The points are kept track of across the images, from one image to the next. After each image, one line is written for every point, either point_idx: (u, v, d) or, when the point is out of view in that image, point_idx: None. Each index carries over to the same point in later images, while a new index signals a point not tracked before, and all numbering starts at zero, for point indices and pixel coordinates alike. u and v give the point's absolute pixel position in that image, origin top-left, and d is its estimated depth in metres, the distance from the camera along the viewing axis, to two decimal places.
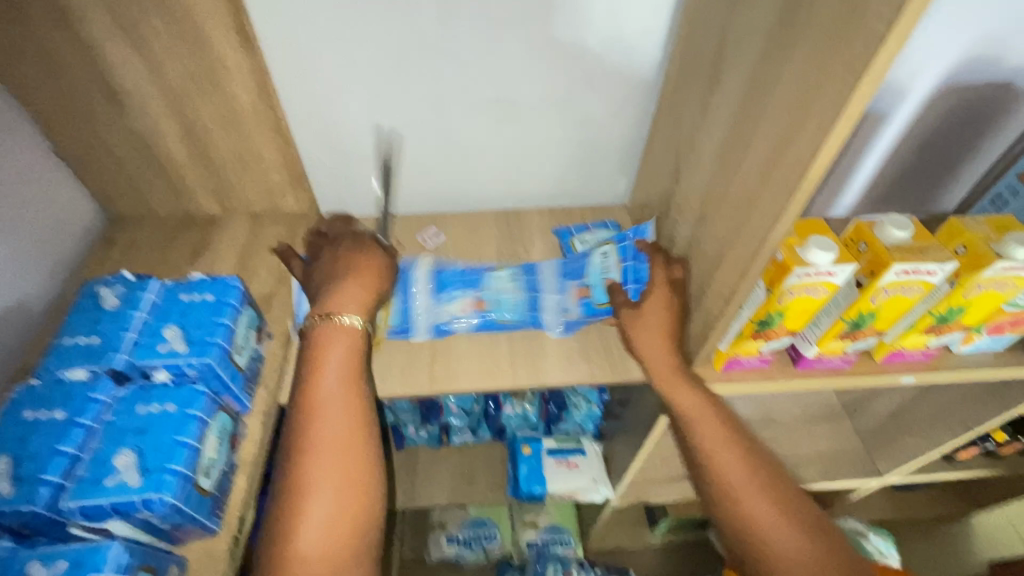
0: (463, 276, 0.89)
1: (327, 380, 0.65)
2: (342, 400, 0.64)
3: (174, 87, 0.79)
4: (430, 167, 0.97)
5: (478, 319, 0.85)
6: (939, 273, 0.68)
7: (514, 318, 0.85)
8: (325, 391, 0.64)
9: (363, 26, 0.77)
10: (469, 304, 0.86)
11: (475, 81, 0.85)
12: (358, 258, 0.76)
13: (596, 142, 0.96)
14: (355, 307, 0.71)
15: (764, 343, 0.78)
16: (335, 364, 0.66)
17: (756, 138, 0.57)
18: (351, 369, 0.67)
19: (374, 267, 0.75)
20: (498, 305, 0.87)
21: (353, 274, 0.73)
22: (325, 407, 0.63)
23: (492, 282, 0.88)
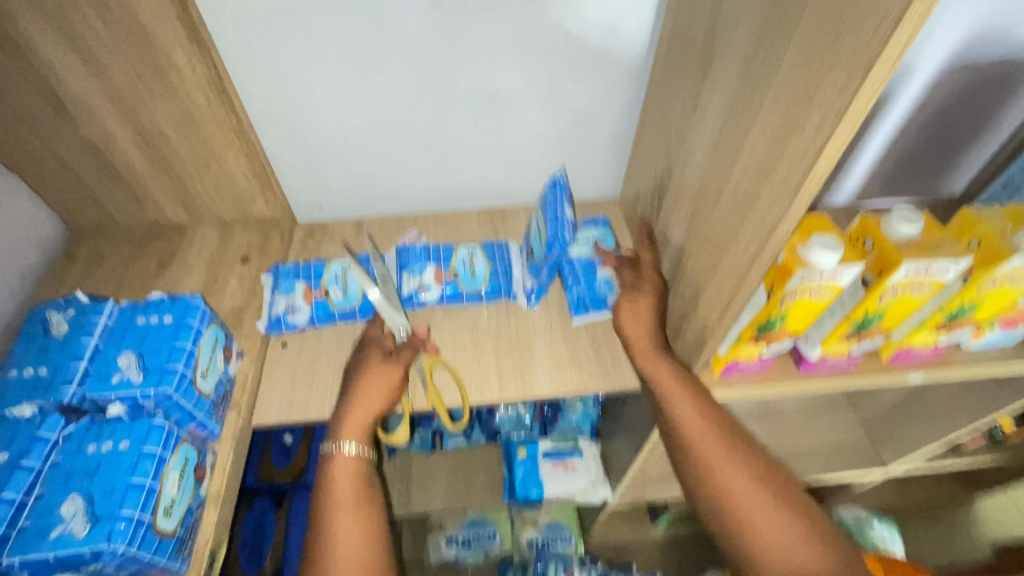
0: (425, 250, 0.86)
1: (341, 489, 0.66)
2: (359, 498, 0.66)
3: (123, 91, 0.73)
4: (407, 165, 0.92)
5: (448, 289, 0.84)
6: (951, 271, 0.64)
7: (489, 288, 0.84)
8: (342, 491, 0.66)
9: (323, 18, 0.71)
10: (437, 276, 0.84)
11: (449, 72, 0.79)
12: (374, 372, 0.71)
13: (583, 135, 0.90)
14: (359, 429, 0.69)
15: (765, 346, 0.74)
16: (347, 477, 0.67)
17: (752, 133, 0.52)
18: (366, 473, 0.68)
19: (382, 384, 0.70)
20: (470, 276, 0.85)
21: (366, 394, 0.70)
22: (342, 509, 0.65)
23: (460, 255, 0.86)
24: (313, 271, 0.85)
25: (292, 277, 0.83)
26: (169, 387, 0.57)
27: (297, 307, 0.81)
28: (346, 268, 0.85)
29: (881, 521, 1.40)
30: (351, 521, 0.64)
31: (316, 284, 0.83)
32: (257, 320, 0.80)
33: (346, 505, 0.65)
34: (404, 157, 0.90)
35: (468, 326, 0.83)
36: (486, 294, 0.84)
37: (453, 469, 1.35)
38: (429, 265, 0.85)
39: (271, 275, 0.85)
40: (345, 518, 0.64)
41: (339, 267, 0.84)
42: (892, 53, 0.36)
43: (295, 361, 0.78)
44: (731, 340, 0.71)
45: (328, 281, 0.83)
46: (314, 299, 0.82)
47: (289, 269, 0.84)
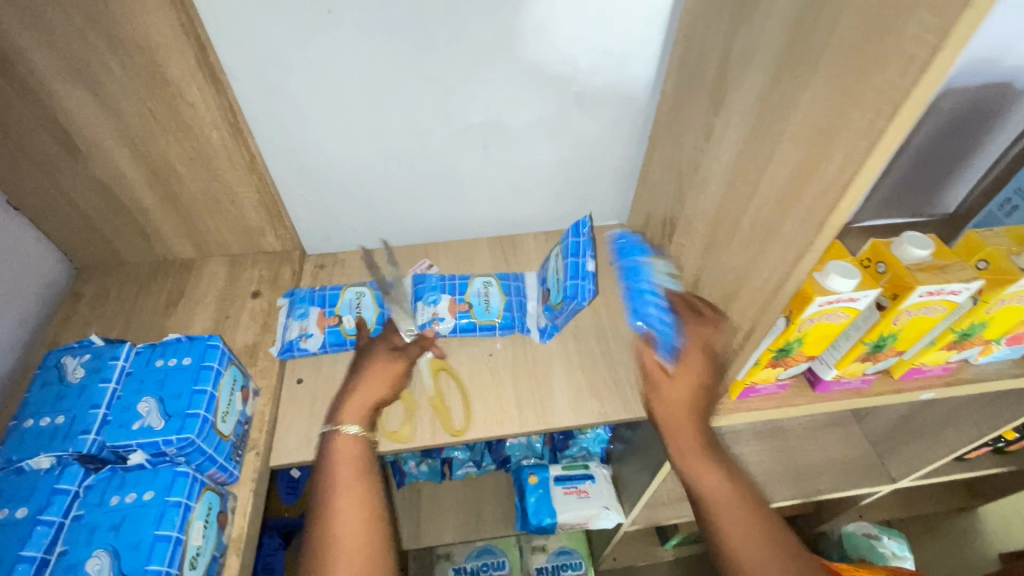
0: (440, 281, 0.87)
1: (340, 469, 0.65)
2: (358, 478, 0.65)
3: (136, 131, 0.73)
4: (417, 196, 0.92)
5: (461, 321, 0.84)
6: (964, 292, 0.65)
7: (503, 321, 0.85)
8: (343, 471, 0.65)
9: (338, 58, 0.72)
10: (449, 306, 0.84)
11: (461, 106, 0.80)
12: (379, 362, 0.73)
13: (591, 164, 0.92)
14: (361, 412, 0.69)
15: (782, 370, 0.74)
16: (346, 456, 0.66)
17: (772, 167, 0.54)
18: (365, 454, 0.67)
19: (386, 372, 0.72)
20: (483, 309, 0.85)
21: (370, 381, 0.71)
22: (342, 488, 0.64)
23: (475, 286, 0.87)
24: (328, 297, 0.85)
25: (307, 302, 0.84)
26: (192, 432, 0.56)
27: (312, 333, 0.81)
28: (360, 293, 0.86)
29: (890, 534, 1.40)
30: (352, 500, 0.63)
31: (330, 310, 0.83)
32: (271, 357, 0.79)
33: (343, 485, 0.64)
34: (413, 188, 0.91)
35: (485, 356, 0.83)
36: (499, 326, 0.84)
37: (463, 498, 1.32)
38: (442, 296, 0.85)
39: (286, 299, 0.86)
40: (346, 496, 0.63)
41: (354, 292, 0.85)
42: (918, 95, 0.38)
43: (311, 398, 0.77)
44: (751, 366, 0.71)
45: (342, 308, 0.83)
46: (327, 325, 0.82)
47: (304, 294, 0.85)
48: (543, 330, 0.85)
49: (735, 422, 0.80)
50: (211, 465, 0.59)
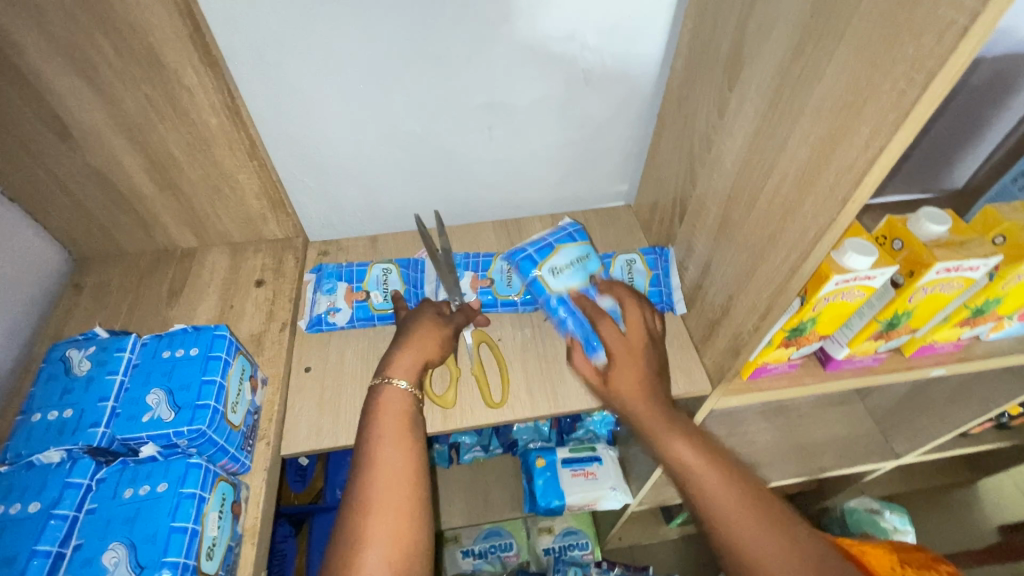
0: (466, 258, 0.87)
1: (385, 421, 0.64)
2: (403, 431, 0.63)
3: (131, 116, 0.71)
4: (420, 180, 0.90)
5: (483, 297, 0.84)
6: (981, 268, 0.64)
7: (524, 297, 0.84)
8: (388, 424, 0.63)
9: (338, 36, 0.70)
10: (475, 282, 0.84)
11: (465, 85, 0.78)
12: (428, 324, 0.73)
13: (598, 143, 0.90)
14: (412, 367, 0.69)
15: (794, 350, 0.74)
16: (393, 409, 0.65)
17: (792, 143, 0.52)
18: (411, 408, 0.65)
19: (435, 334, 0.72)
20: (507, 285, 0.84)
21: (418, 341, 0.71)
22: (387, 439, 0.62)
23: (498, 264, 0.86)
24: (355, 273, 0.85)
25: (335, 277, 0.85)
26: (203, 424, 0.55)
27: (341, 308, 0.82)
28: (387, 271, 0.85)
29: (892, 509, 1.41)
30: (396, 451, 0.61)
31: (358, 286, 0.84)
32: (278, 346, 0.78)
33: (389, 437, 0.62)
34: (416, 171, 0.89)
35: (495, 342, 0.82)
36: (520, 303, 0.84)
37: (470, 482, 1.33)
38: (467, 273, 0.85)
39: (313, 274, 0.88)
40: (391, 446, 0.61)
41: (381, 269, 0.84)
42: (954, 66, 0.36)
43: (320, 387, 0.77)
44: (764, 346, 0.71)
45: (369, 285, 0.83)
46: (355, 300, 0.83)
47: (332, 269, 0.86)
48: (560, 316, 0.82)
49: (744, 402, 0.80)
50: (223, 455, 0.59)
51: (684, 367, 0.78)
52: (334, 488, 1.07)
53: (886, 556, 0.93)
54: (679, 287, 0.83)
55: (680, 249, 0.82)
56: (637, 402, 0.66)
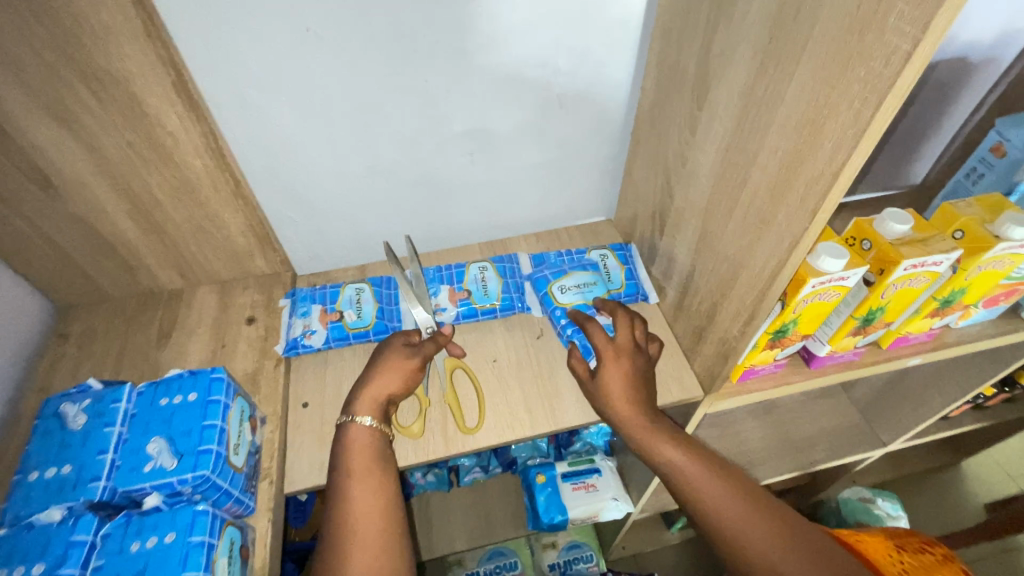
0: (439, 272, 0.90)
1: (354, 457, 0.64)
2: (373, 465, 0.64)
3: (116, 164, 0.71)
4: (408, 207, 0.92)
5: (463, 308, 0.87)
6: (944, 263, 0.68)
7: (502, 303, 0.88)
8: (357, 461, 0.64)
9: (318, 74, 0.71)
10: (449, 295, 0.88)
11: (446, 114, 0.80)
12: (392, 359, 0.73)
13: (576, 163, 0.93)
14: (373, 402, 0.69)
15: (779, 351, 0.76)
16: (360, 446, 0.66)
17: (761, 157, 0.56)
18: (379, 444, 0.67)
19: (402, 369, 0.72)
20: (482, 294, 0.88)
21: (382, 376, 0.71)
22: (357, 475, 0.63)
23: (472, 273, 0.90)
24: (329, 294, 0.88)
25: (309, 301, 0.87)
26: (207, 469, 0.55)
27: (316, 330, 0.84)
28: (360, 290, 0.88)
29: (883, 497, 1.44)
30: (368, 484, 0.62)
31: (332, 307, 0.86)
32: (274, 383, 0.78)
33: (359, 469, 0.63)
34: (401, 200, 0.90)
35: (489, 363, 0.84)
36: (500, 308, 0.88)
37: (472, 504, 1.35)
38: (443, 287, 0.88)
39: (288, 300, 0.88)
40: (360, 484, 0.62)
41: (353, 289, 0.87)
42: (898, 89, 0.40)
43: (319, 422, 0.77)
44: (750, 350, 0.74)
45: (343, 304, 0.86)
46: (330, 321, 0.85)
47: (305, 293, 0.88)
48: (545, 307, 0.89)
49: (735, 403, 0.82)
50: (229, 499, 0.59)
51: (675, 375, 0.81)
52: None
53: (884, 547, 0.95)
54: (646, 277, 0.90)
55: (662, 260, 0.85)
56: (617, 402, 0.71)
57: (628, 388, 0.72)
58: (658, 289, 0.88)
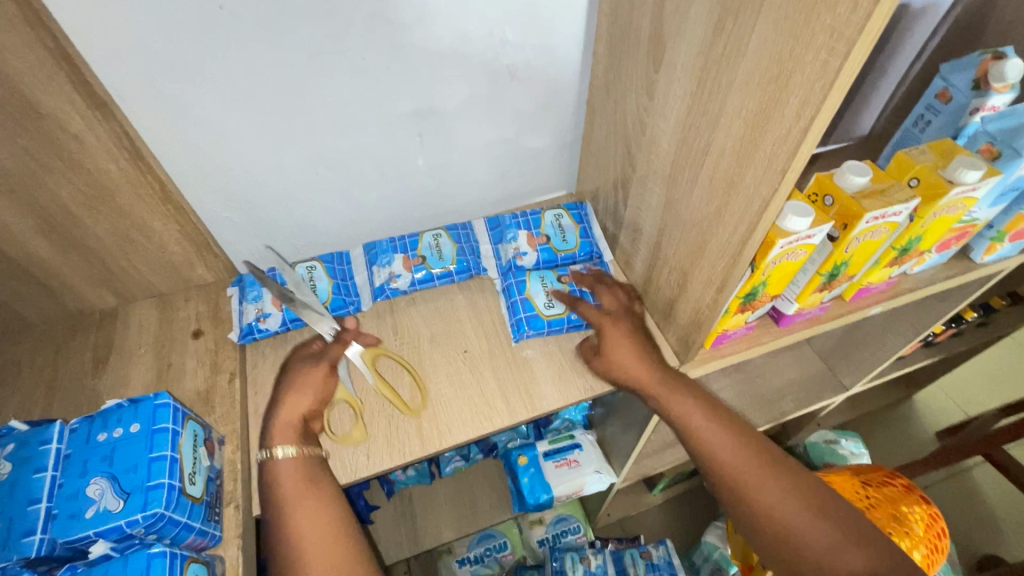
0: (391, 242, 0.88)
1: (286, 487, 0.61)
2: (306, 489, 0.62)
3: (14, 177, 0.62)
4: (357, 196, 0.86)
5: (418, 274, 0.85)
6: (904, 213, 0.69)
7: (458, 267, 0.87)
8: (289, 489, 0.61)
9: (239, 58, 0.64)
10: (402, 262, 0.86)
11: (387, 93, 0.74)
12: (297, 373, 0.69)
13: (532, 136, 0.88)
14: (289, 426, 0.66)
15: (749, 313, 0.76)
16: (291, 475, 0.62)
17: (724, 119, 0.53)
18: (308, 467, 0.63)
19: (311, 379, 0.68)
20: (436, 258, 0.86)
21: (291, 396, 0.67)
22: (297, 507, 0.60)
23: (426, 240, 0.88)
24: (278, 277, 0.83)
25: (259, 284, 0.82)
26: (159, 506, 0.50)
27: (270, 311, 0.80)
28: (311, 268, 0.84)
29: (846, 437, 1.51)
30: (304, 511, 0.60)
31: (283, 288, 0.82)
32: (230, 399, 0.72)
33: (294, 499, 0.61)
34: (348, 189, 0.84)
35: (460, 354, 0.81)
36: (456, 272, 0.86)
37: (455, 492, 1.31)
38: (396, 255, 0.86)
39: (235, 287, 0.83)
40: (302, 510, 0.60)
41: (305, 267, 0.83)
42: (866, 37, 0.38)
43: None
44: (722, 316, 0.73)
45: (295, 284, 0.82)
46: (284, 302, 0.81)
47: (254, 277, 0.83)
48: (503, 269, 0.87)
49: (709, 369, 0.82)
50: (190, 534, 0.54)
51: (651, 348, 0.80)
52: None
53: (850, 485, 0.97)
54: (602, 235, 0.90)
55: (628, 231, 0.83)
56: (629, 368, 0.72)
57: (635, 348, 0.74)
58: (626, 259, 0.86)
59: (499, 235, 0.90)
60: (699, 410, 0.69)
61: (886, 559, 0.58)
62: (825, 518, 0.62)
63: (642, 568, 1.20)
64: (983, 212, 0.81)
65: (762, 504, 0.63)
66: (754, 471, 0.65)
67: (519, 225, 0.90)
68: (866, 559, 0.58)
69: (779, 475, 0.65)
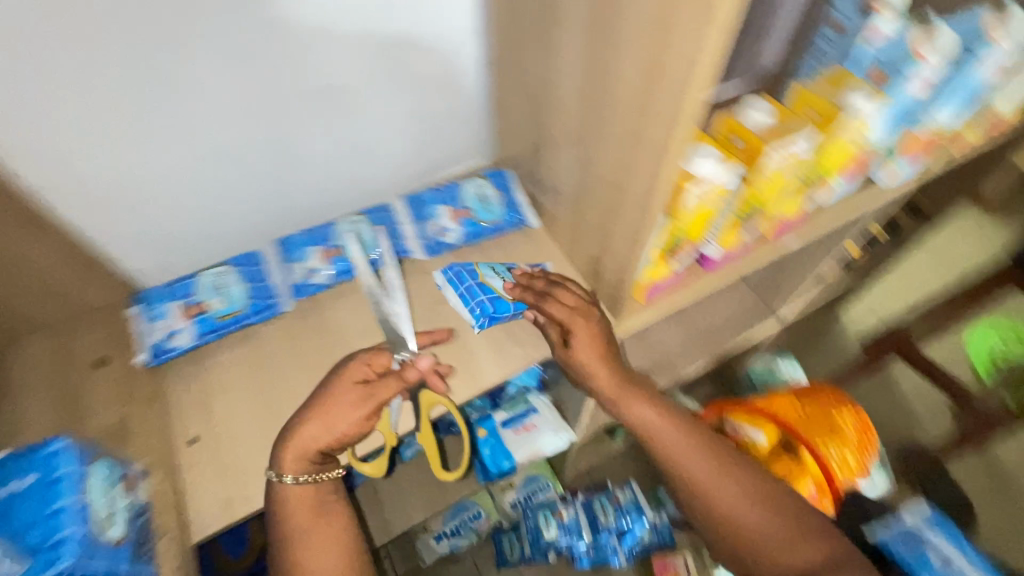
0: (306, 235, 0.82)
1: (296, 518, 0.66)
2: (315, 518, 0.68)
3: None
4: (258, 188, 0.79)
5: (339, 266, 0.81)
6: (807, 146, 0.71)
7: (381, 252, 0.83)
8: (300, 517, 0.67)
9: (84, 52, 0.55)
10: (322, 256, 0.81)
11: (271, 73, 0.66)
12: (337, 405, 0.67)
13: (438, 105, 0.83)
14: (309, 453, 0.66)
15: (673, 263, 0.77)
16: (300, 504, 0.67)
17: (620, 69, 0.52)
18: (315, 497, 0.68)
19: (350, 411, 0.67)
20: (356, 245, 0.82)
21: (312, 423, 0.66)
22: (300, 529, 0.66)
23: (342, 228, 0.83)
24: (183, 288, 0.76)
25: (164, 299, 0.75)
26: (69, 561, 0.46)
27: (176, 329, 0.74)
28: (220, 272, 0.78)
29: (782, 360, 1.60)
30: (319, 538, 0.67)
31: (192, 299, 0.76)
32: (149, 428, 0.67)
33: (306, 527, 0.67)
34: (244, 184, 0.77)
35: None
36: (379, 258, 0.82)
37: (420, 474, 1.31)
38: (312, 248, 0.81)
39: (137, 304, 0.75)
40: (314, 538, 0.67)
41: (213, 274, 0.77)
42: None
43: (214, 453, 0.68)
44: (648, 268, 0.74)
45: (203, 292, 0.76)
46: (194, 315, 0.75)
47: (159, 292, 0.76)
48: (428, 247, 0.84)
49: (642, 322, 0.83)
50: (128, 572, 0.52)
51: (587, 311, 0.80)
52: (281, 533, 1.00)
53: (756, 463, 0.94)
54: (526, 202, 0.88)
55: (549, 193, 0.81)
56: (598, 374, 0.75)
57: (599, 349, 0.74)
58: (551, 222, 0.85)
59: (421, 213, 0.85)
60: (663, 423, 0.76)
61: (832, 551, 0.68)
62: (775, 516, 0.71)
63: (612, 512, 1.38)
64: (884, 140, 0.84)
65: (722, 506, 0.72)
66: (716, 475, 0.73)
67: (440, 200, 0.86)
68: (817, 551, 0.68)
69: (739, 482, 0.73)
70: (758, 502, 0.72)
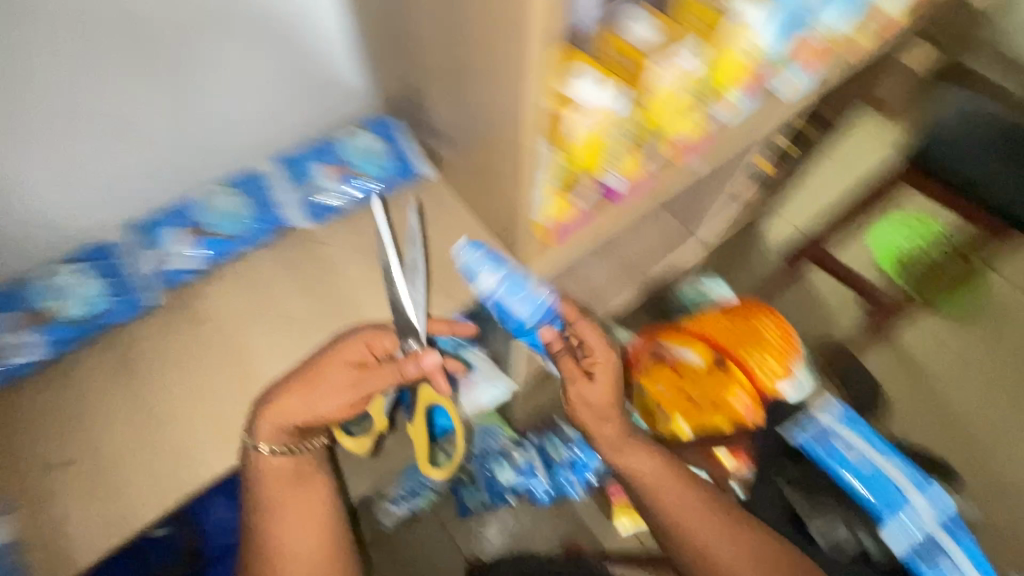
0: (309, 151, 0.81)
1: (272, 489, 0.74)
2: (300, 492, 0.76)
3: None
4: (148, 135, 0.73)
5: (346, 184, 0.80)
6: (693, 62, 0.63)
7: (387, 168, 0.80)
8: (281, 489, 0.74)
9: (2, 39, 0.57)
10: (331, 172, 0.80)
11: (181, 53, 0.69)
12: (335, 372, 0.67)
13: (326, 85, 0.85)
14: (277, 432, 0.68)
15: (605, 162, 0.66)
16: (275, 472, 0.73)
17: (503, 49, 0.52)
18: (285, 473, 0.74)
19: (329, 392, 0.68)
20: (361, 163, 0.80)
21: (325, 397, 0.68)
22: (279, 496, 0.74)
23: (350, 144, 0.82)
24: (172, 212, 0.77)
25: (160, 224, 0.76)
26: None
27: (178, 251, 0.74)
28: (212, 189, 0.79)
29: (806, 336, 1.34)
30: (306, 518, 0.75)
31: (192, 222, 0.76)
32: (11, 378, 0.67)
33: (284, 497, 0.74)
34: (189, 125, 0.76)
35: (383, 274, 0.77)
36: (390, 175, 0.80)
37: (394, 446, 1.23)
38: (318, 165, 0.80)
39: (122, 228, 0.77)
40: (289, 509, 0.75)
41: (206, 193, 0.78)
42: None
43: (205, 374, 0.70)
44: (561, 178, 0.66)
45: (198, 214, 0.76)
46: (195, 238, 0.75)
47: (147, 221, 0.76)
48: (406, 175, 0.81)
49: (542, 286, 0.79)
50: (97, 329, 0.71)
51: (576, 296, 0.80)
52: (208, 540, 1.03)
53: (676, 380, 0.98)
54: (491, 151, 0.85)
55: None
56: (596, 404, 0.82)
57: (610, 387, 0.81)
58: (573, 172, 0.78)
59: (388, 150, 0.82)
60: (648, 453, 0.83)
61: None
62: (755, 562, 0.75)
63: (561, 447, 1.25)
64: (781, 50, 0.72)
65: (672, 515, 0.79)
66: (694, 508, 0.78)
67: (389, 152, 0.82)
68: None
69: (726, 528, 0.77)
70: (731, 535, 0.76)
